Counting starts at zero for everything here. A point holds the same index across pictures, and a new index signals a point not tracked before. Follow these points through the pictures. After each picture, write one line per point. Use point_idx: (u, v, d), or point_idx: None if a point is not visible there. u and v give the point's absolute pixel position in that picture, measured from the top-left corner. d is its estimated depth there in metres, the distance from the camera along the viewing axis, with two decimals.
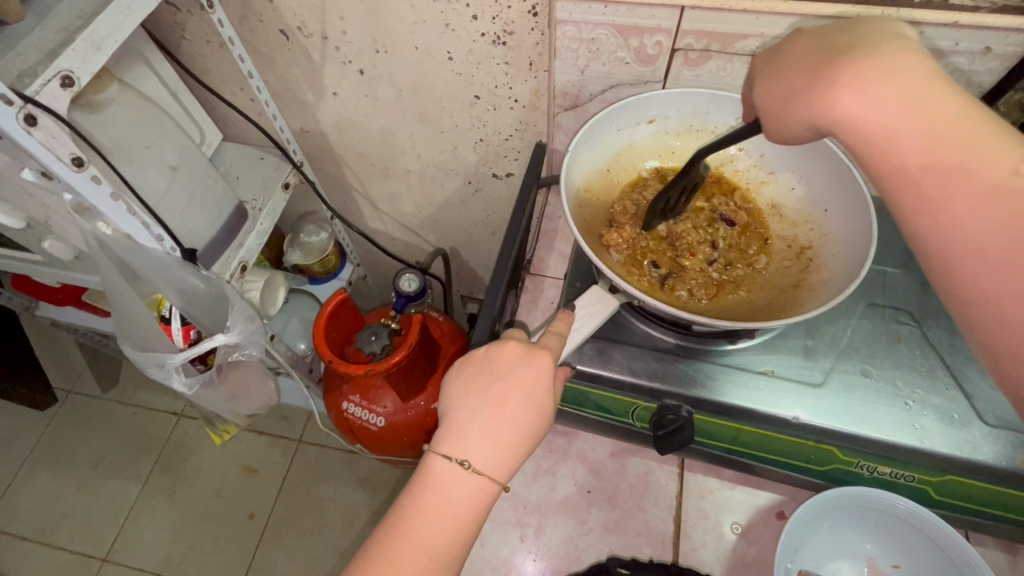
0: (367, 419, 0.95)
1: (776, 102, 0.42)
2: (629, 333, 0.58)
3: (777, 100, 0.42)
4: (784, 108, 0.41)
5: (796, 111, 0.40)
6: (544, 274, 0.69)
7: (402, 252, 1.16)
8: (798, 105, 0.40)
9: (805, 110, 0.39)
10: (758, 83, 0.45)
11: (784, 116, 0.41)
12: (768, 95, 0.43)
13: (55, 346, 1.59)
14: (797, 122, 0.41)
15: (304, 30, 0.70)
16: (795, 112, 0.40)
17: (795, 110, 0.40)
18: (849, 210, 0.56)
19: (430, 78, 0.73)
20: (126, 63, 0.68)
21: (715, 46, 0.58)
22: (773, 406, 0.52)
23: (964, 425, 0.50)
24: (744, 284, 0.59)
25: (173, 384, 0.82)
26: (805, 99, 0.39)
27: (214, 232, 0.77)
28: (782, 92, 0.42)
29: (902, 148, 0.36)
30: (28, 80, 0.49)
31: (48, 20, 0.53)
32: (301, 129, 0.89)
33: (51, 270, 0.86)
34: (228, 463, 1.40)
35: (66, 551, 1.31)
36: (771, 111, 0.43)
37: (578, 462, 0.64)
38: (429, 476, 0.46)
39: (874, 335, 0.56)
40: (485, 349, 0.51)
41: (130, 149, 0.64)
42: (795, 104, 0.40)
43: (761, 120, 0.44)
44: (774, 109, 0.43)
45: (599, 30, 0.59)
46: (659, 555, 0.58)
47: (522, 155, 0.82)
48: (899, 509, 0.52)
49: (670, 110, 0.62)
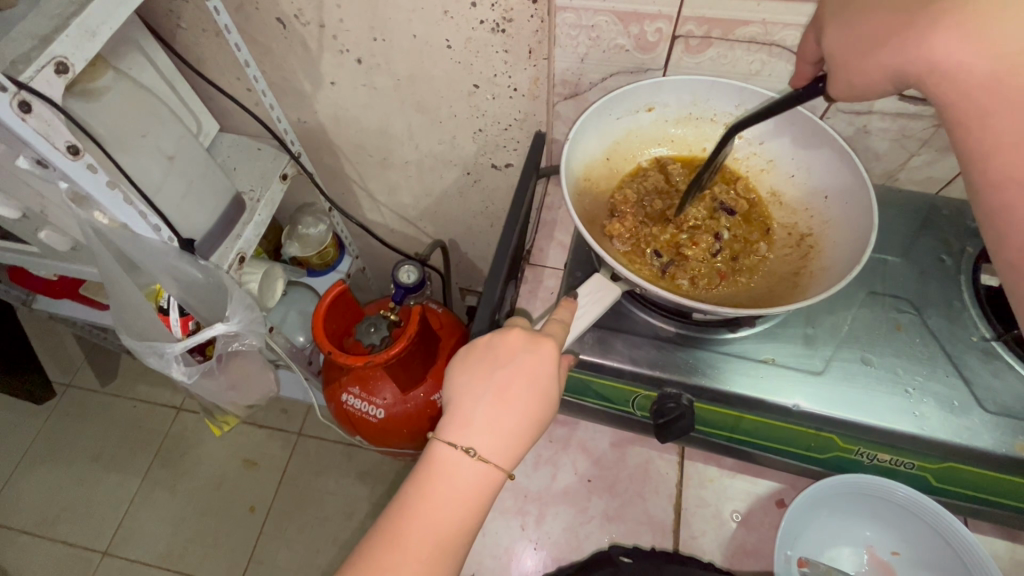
0: (367, 410, 0.95)
1: (852, 51, 0.44)
2: (629, 322, 0.58)
3: (854, 48, 0.44)
4: (860, 57, 0.43)
5: (878, 58, 0.42)
6: (544, 264, 0.69)
7: (401, 244, 1.16)
8: (883, 54, 0.41)
9: (890, 59, 0.41)
10: (828, 29, 0.46)
11: (864, 65, 0.43)
12: (840, 46, 0.45)
13: (52, 340, 1.58)
14: (877, 73, 0.42)
15: (301, 17, 0.70)
16: (875, 61, 0.42)
17: (877, 60, 0.42)
18: (848, 198, 0.56)
19: (429, 66, 0.72)
20: (121, 51, 0.67)
21: (716, 33, 0.57)
22: (775, 394, 0.52)
23: (964, 412, 0.50)
24: (747, 271, 0.59)
25: (172, 373, 0.81)
26: (890, 47, 0.41)
27: (213, 222, 0.78)
28: (861, 38, 0.43)
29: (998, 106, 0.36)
30: (21, 66, 0.48)
31: (41, 7, 0.52)
32: (299, 120, 0.88)
33: (46, 262, 0.86)
34: (228, 456, 1.40)
35: (67, 544, 1.31)
36: (846, 61, 0.44)
37: (579, 451, 0.64)
38: (433, 462, 0.46)
39: (875, 323, 0.56)
40: (488, 337, 0.50)
41: (126, 138, 0.64)
42: (879, 53, 0.42)
43: (832, 68, 0.46)
44: (848, 59, 0.44)
45: (599, 17, 0.58)
46: (659, 543, 0.58)
47: (522, 145, 0.81)
48: (899, 497, 0.53)
49: (670, 98, 0.61)
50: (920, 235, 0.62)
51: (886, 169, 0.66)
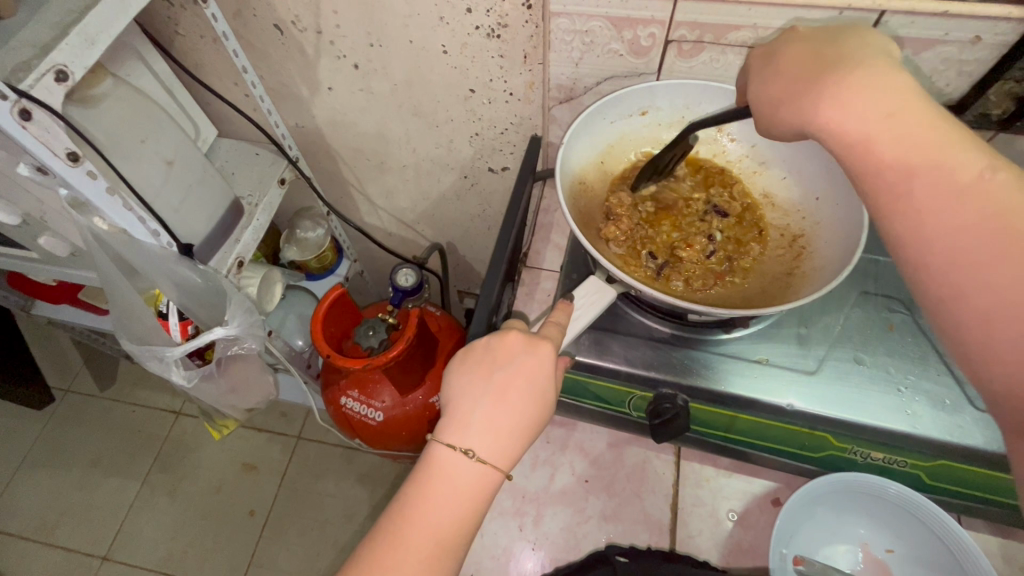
0: (366, 413, 0.95)
1: (766, 106, 0.44)
2: (625, 324, 0.59)
3: (768, 104, 0.44)
4: (772, 115, 0.44)
5: (785, 117, 0.42)
6: (541, 267, 0.70)
7: (399, 247, 1.16)
8: (785, 113, 0.42)
9: (790, 118, 0.41)
10: (752, 78, 0.47)
11: (775, 121, 0.43)
12: (762, 97, 0.45)
13: (52, 345, 1.59)
14: (784, 127, 0.43)
15: (298, 24, 0.70)
16: (781, 119, 0.42)
17: (782, 117, 0.42)
18: (839, 199, 0.57)
19: (425, 71, 0.73)
20: (119, 57, 0.68)
21: (708, 37, 0.58)
22: (769, 393, 0.53)
23: (955, 410, 0.51)
24: (741, 273, 0.60)
25: (172, 378, 0.81)
26: (790, 107, 0.41)
27: (212, 228, 0.78)
28: (772, 95, 0.44)
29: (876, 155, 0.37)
30: (21, 75, 0.49)
31: (41, 14, 0.53)
32: (297, 125, 0.89)
33: (45, 267, 0.86)
34: (228, 459, 1.40)
35: (66, 549, 1.31)
36: (763, 112, 0.45)
37: (577, 453, 0.64)
38: (433, 463, 0.46)
39: (867, 323, 0.57)
40: (487, 339, 0.51)
41: (124, 144, 0.64)
42: (784, 108, 0.42)
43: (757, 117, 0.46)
44: (764, 113, 0.45)
45: (593, 22, 0.59)
46: (657, 542, 0.58)
47: (518, 149, 0.82)
48: (892, 494, 0.53)
49: (663, 102, 0.62)
50: None
51: None
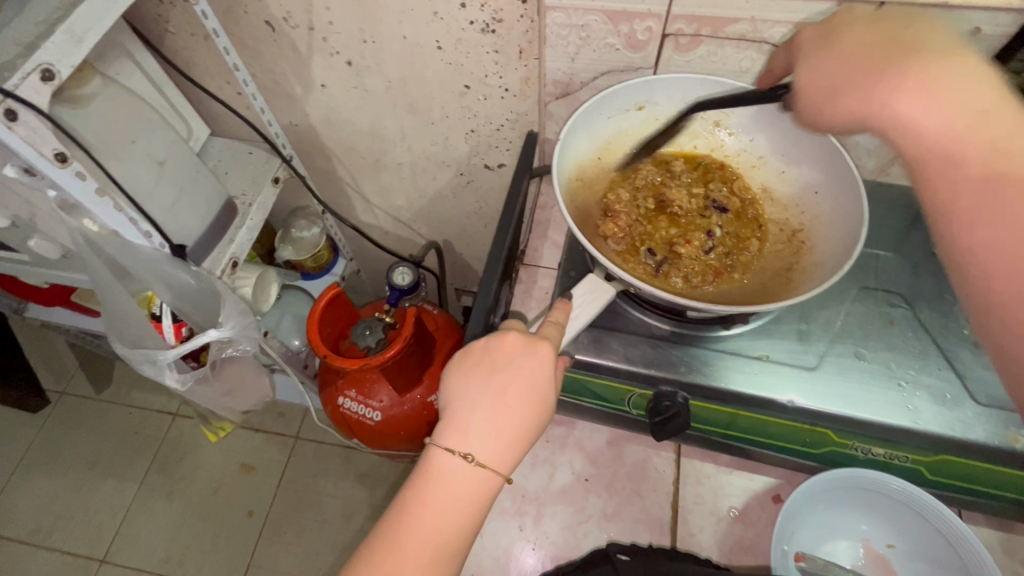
0: (363, 413, 0.94)
1: (821, 92, 0.43)
2: (624, 321, 0.58)
3: (823, 92, 0.42)
4: (829, 101, 0.42)
5: (845, 104, 0.40)
6: (538, 265, 0.69)
7: (394, 245, 1.16)
8: (848, 99, 0.40)
9: (852, 106, 0.40)
10: (803, 62, 0.45)
11: (830, 109, 0.42)
12: (813, 84, 0.43)
13: (46, 347, 1.57)
14: (842, 116, 0.41)
15: (290, 20, 0.69)
16: (842, 107, 0.41)
17: (842, 104, 0.41)
18: (840, 193, 0.56)
19: (419, 68, 0.72)
20: (107, 55, 0.67)
21: (706, 30, 0.57)
22: (769, 389, 0.52)
23: (957, 405, 0.50)
24: (740, 268, 0.59)
25: (165, 380, 0.80)
26: (853, 95, 0.40)
27: (205, 228, 0.77)
28: (830, 80, 0.42)
29: (961, 157, 0.35)
30: (6, 74, 0.48)
31: (27, 12, 0.52)
32: (291, 123, 0.88)
33: (36, 270, 0.85)
34: (225, 460, 1.39)
35: (64, 552, 1.30)
36: (818, 98, 0.43)
37: (576, 451, 0.64)
38: (432, 468, 0.46)
39: (867, 318, 0.56)
40: (485, 341, 0.50)
41: (115, 145, 0.63)
42: (845, 96, 0.40)
43: (805, 103, 0.44)
44: (817, 98, 0.43)
45: (589, 16, 0.58)
46: (658, 540, 0.58)
47: (514, 145, 0.81)
48: (895, 490, 0.53)
49: (660, 97, 0.61)
50: (911, 230, 0.62)
51: (877, 164, 0.67)
